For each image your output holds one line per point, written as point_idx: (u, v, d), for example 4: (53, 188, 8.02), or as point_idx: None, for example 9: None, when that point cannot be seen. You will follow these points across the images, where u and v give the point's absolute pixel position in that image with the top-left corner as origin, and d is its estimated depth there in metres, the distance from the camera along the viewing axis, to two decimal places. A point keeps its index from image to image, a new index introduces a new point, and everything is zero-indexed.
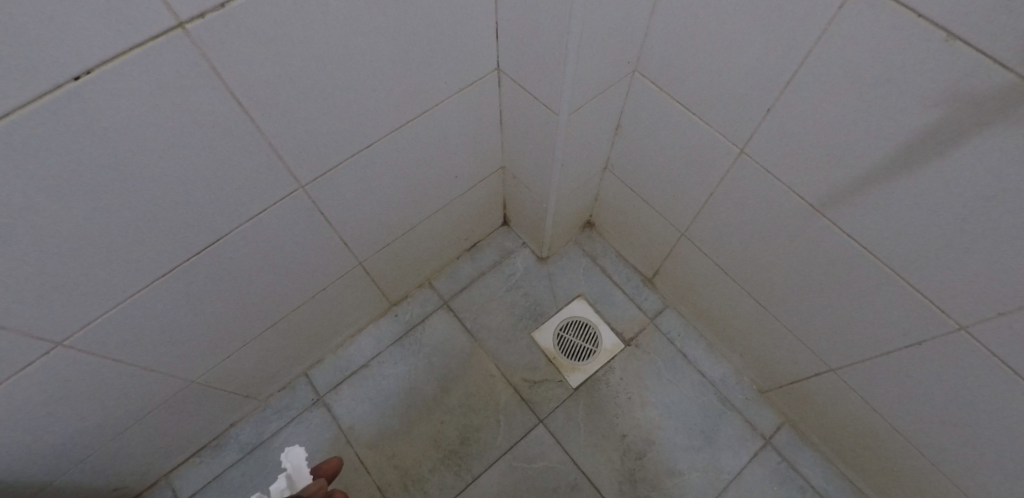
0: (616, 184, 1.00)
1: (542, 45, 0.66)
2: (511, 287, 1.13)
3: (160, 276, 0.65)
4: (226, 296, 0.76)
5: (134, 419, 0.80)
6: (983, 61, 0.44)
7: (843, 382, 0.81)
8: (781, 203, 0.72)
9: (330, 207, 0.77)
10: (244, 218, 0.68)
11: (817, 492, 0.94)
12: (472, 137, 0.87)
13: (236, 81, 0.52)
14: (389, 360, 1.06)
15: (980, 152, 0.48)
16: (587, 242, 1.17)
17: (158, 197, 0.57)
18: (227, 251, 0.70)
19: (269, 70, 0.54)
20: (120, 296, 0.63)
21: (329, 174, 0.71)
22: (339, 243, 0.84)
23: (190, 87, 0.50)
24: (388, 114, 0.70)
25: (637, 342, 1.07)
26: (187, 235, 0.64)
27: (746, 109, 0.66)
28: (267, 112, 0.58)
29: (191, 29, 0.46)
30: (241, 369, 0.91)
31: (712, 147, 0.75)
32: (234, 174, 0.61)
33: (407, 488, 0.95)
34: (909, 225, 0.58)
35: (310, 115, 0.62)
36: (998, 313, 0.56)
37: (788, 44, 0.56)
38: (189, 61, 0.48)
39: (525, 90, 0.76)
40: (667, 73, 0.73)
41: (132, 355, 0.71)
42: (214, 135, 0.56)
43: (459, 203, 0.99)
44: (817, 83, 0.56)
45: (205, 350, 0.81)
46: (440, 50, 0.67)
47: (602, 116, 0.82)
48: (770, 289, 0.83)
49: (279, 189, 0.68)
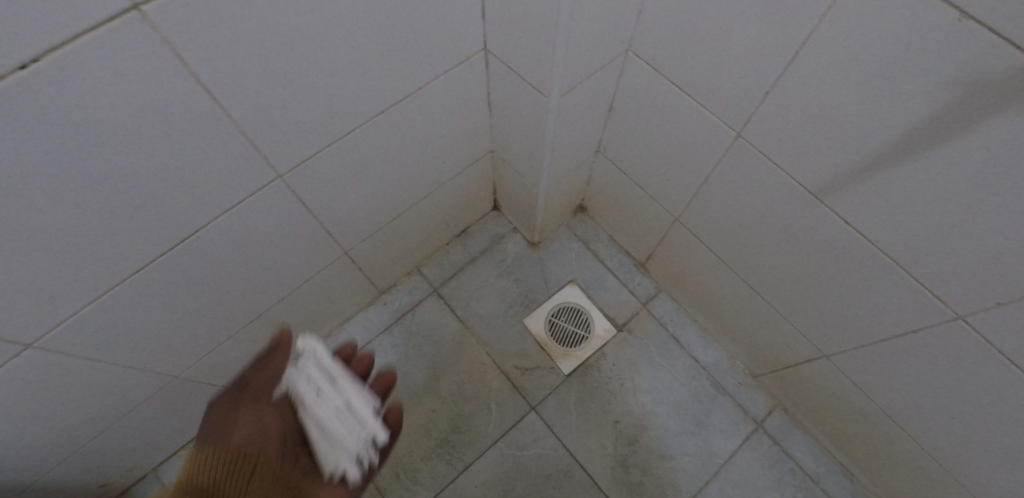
0: (608, 167, 0.97)
1: (530, 23, 0.62)
2: (502, 273, 1.11)
3: (132, 273, 0.62)
4: (205, 290, 0.73)
5: (116, 415, 0.78)
6: (999, 44, 0.41)
7: (836, 368, 0.81)
8: (778, 190, 0.70)
9: (312, 196, 0.74)
10: (219, 210, 0.65)
11: (807, 474, 0.95)
12: (459, 121, 0.83)
13: (200, 66, 0.49)
14: (378, 349, 1.04)
15: (990, 141, 0.46)
16: (579, 226, 1.15)
17: (122, 192, 0.54)
18: (203, 246, 0.67)
19: (237, 55, 0.50)
20: (91, 295, 0.60)
21: (308, 163, 0.68)
22: (322, 233, 0.82)
23: (149, 74, 0.46)
24: (369, 99, 0.67)
25: (629, 327, 1.06)
26: (160, 230, 0.61)
27: (744, 92, 0.63)
28: (236, 100, 0.54)
29: (148, 10, 0.42)
30: (227, 362, 0.89)
31: (708, 131, 0.72)
32: (206, 166, 0.58)
33: (399, 477, 0.95)
34: (911, 214, 0.56)
35: (285, 101, 0.58)
36: (998, 304, 0.55)
37: (790, 23, 0.53)
38: (147, 46, 0.44)
39: (514, 71, 0.73)
40: (662, 53, 0.69)
41: (109, 354, 0.69)
42: (180, 124, 0.52)
43: (447, 188, 0.96)
44: (820, 66, 0.53)
45: (187, 344, 0.78)
46: (423, 29, 0.63)
47: (593, 98, 0.79)
48: (765, 275, 0.82)
49: (256, 180, 0.65)
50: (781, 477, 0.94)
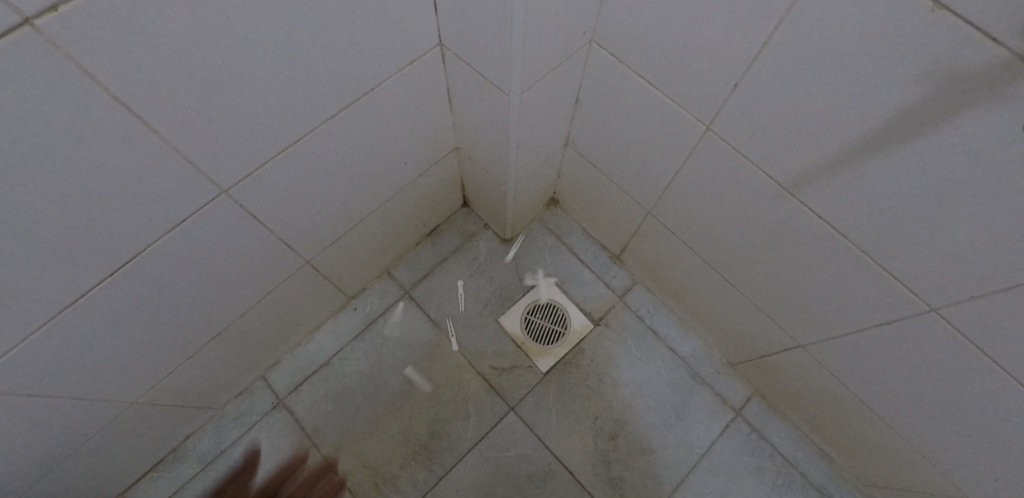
0: (579, 160, 0.94)
1: (485, 19, 0.59)
2: (475, 271, 1.08)
3: (70, 303, 0.58)
4: (155, 313, 0.69)
5: (73, 445, 0.75)
6: (974, 36, 0.38)
7: (812, 357, 0.81)
8: (750, 183, 0.68)
9: (264, 208, 0.70)
10: (160, 232, 0.60)
11: (786, 459, 0.96)
12: (419, 119, 0.79)
13: (116, 81, 0.44)
14: (351, 356, 1.02)
15: (963, 135, 0.44)
16: (552, 220, 1.12)
17: (45, 220, 0.49)
18: (148, 268, 0.63)
19: (159, 67, 0.45)
20: (23, 331, 0.56)
21: (256, 174, 0.64)
22: (280, 244, 0.78)
23: (57, 94, 0.42)
24: (317, 105, 0.62)
25: (607, 321, 1.04)
26: (95, 257, 0.57)
27: (712, 84, 0.61)
28: (166, 114, 0.50)
29: (43, 25, 0.37)
30: (192, 381, 0.86)
31: (677, 124, 0.70)
32: (138, 186, 0.54)
33: (378, 487, 0.93)
34: (883, 209, 0.55)
35: (222, 112, 0.54)
36: (972, 297, 0.54)
37: (758, 14, 0.50)
38: (49, 63, 0.39)
39: (472, 67, 0.69)
40: (626, 45, 0.66)
41: (56, 387, 0.65)
42: (101, 145, 0.48)
43: (412, 188, 0.93)
44: (789, 57, 0.51)
45: (143, 368, 0.75)
46: (370, 28, 0.59)
47: (559, 90, 0.75)
48: (739, 267, 0.81)
49: (198, 197, 0.61)
50: (760, 463, 0.95)
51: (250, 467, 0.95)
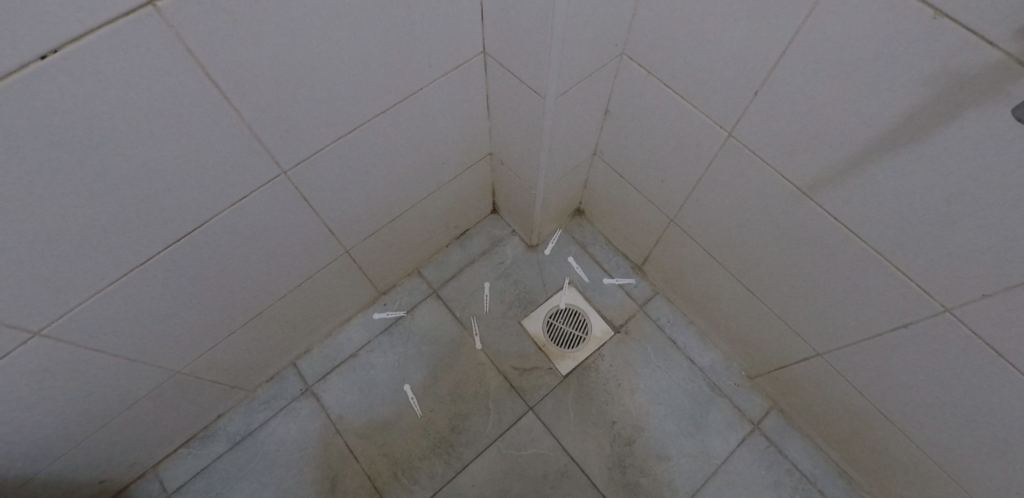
0: (605, 170, 0.99)
1: (527, 26, 0.64)
2: (501, 274, 1.12)
3: (139, 264, 0.64)
4: (206, 285, 0.75)
5: (120, 407, 0.80)
6: (972, 41, 0.42)
7: (831, 367, 0.82)
8: (769, 189, 0.71)
9: (314, 194, 0.76)
10: (222, 206, 0.66)
11: (804, 476, 0.95)
12: (459, 122, 0.85)
13: (212, 62, 0.51)
14: (378, 348, 1.06)
15: (966, 135, 0.48)
16: (576, 229, 1.17)
17: (132, 183, 0.56)
18: (207, 240, 0.69)
19: (246, 51, 0.52)
20: (97, 284, 0.62)
21: (312, 159, 0.70)
22: (324, 230, 0.84)
23: (161, 69, 0.48)
24: (370, 99, 0.69)
25: (626, 329, 1.07)
26: (167, 222, 0.63)
27: (734, 91, 0.65)
28: (245, 96, 0.56)
29: (162, 6, 0.44)
30: (229, 358, 0.91)
31: (701, 132, 0.74)
32: (214, 162, 0.60)
33: (397, 476, 0.95)
34: (897, 210, 0.58)
35: (291, 99, 0.60)
36: (984, 296, 0.56)
37: (778, 24, 0.54)
38: (159, 40, 0.46)
39: (511, 72, 0.75)
40: (655, 56, 0.71)
41: (115, 344, 0.70)
42: (190, 120, 0.54)
43: (447, 189, 0.99)
44: (806, 64, 0.55)
45: (189, 338, 0.80)
46: (422, 30, 0.65)
47: (589, 99, 0.80)
48: (758, 274, 0.84)
49: (262, 176, 0.67)
50: (778, 478, 0.95)
51: (276, 450, 0.98)
